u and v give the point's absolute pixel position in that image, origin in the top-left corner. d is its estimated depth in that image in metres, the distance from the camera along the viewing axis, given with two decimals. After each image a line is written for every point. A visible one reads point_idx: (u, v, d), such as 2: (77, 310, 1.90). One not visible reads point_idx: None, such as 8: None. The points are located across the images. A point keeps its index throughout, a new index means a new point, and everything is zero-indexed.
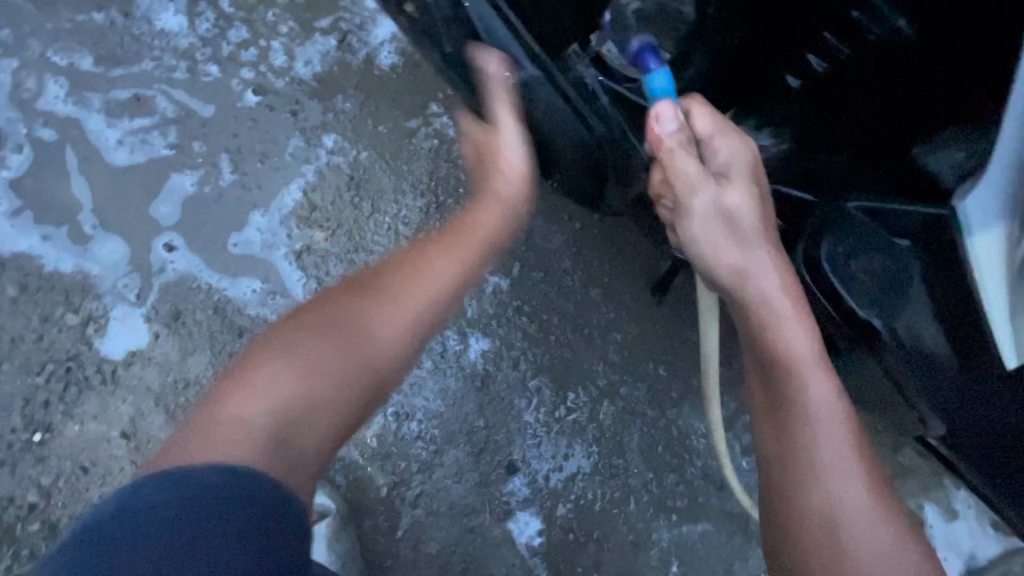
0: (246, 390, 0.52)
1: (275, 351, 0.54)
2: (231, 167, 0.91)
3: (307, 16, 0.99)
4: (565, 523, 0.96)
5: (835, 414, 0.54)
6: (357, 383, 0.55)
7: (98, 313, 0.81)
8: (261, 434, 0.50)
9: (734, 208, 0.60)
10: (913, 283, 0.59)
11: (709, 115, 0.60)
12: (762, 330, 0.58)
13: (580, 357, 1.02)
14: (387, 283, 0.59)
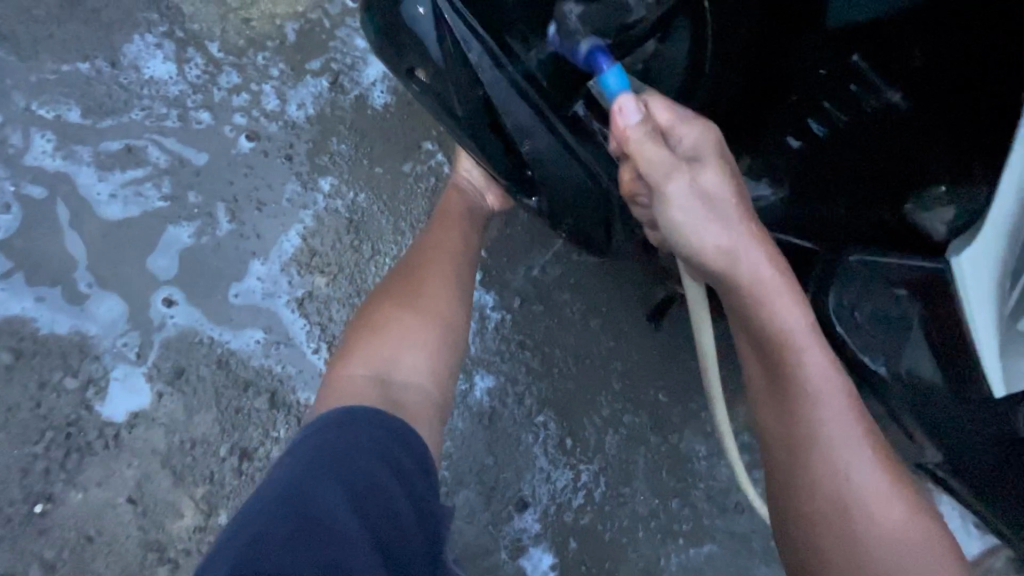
0: (361, 367, 0.67)
1: (373, 333, 0.70)
2: (228, 216, 0.89)
3: (298, 57, 0.99)
4: (576, 555, 0.97)
5: (836, 392, 0.53)
6: (438, 349, 0.71)
7: (98, 375, 0.78)
8: (375, 394, 0.65)
9: (712, 189, 0.55)
10: (913, 329, 0.62)
11: (669, 106, 0.58)
12: (759, 312, 0.55)
13: (584, 388, 1.03)
14: (443, 271, 0.75)
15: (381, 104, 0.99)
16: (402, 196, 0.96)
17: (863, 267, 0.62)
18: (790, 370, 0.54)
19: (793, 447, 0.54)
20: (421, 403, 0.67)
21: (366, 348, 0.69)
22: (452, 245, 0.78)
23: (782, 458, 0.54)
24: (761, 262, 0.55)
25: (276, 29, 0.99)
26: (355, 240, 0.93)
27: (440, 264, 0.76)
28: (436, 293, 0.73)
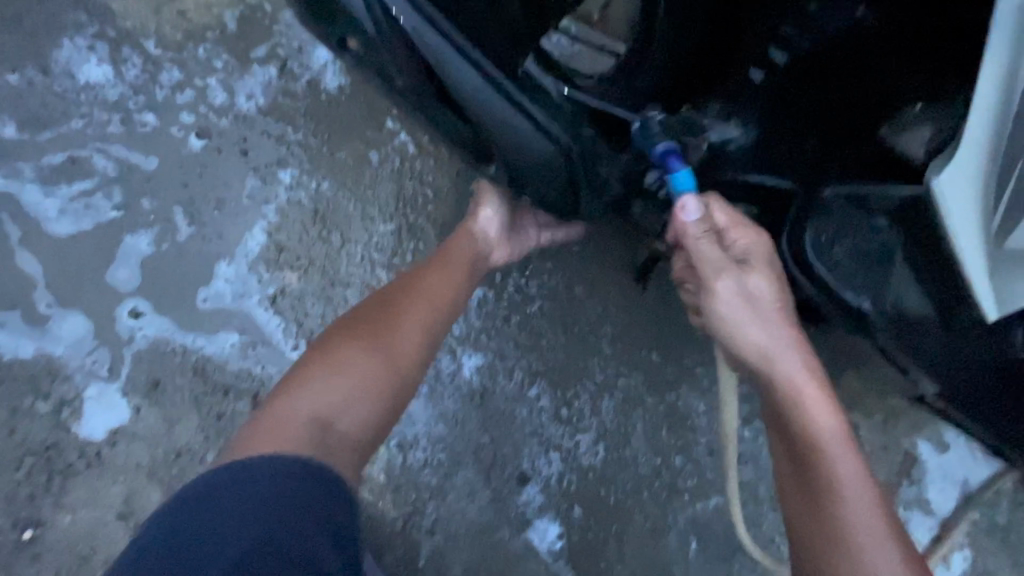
0: (304, 394, 0.66)
1: (321, 361, 0.69)
2: (186, 219, 0.86)
3: (241, 46, 0.94)
4: (582, 522, 0.97)
5: (862, 484, 0.55)
6: (388, 389, 0.69)
7: (70, 396, 0.77)
8: (310, 424, 0.63)
9: (756, 292, 0.64)
10: (896, 263, 0.63)
11: (728, 207, 0.65)
12: (789, 411, 0.60)
13: (574, 356, 1.01)
14: (415, 313, 0.75)
15: (335, 86, 0.95)
16: (367, 181, 0.93)
17: (839, 200, 0.64)
18: (819, 468, 0.57)
19: (809, 505, 0.56)
20: (352, 444, 0.65)
21: (311, 373, 0.67)
22: (433, 289, 0.78)
23: (805, 528, 0.56)
24: (794, 364, 0.61)
25: (214, 19, 0.94)
26: (322, 231, 0.90)
27: (415, 305, 0.75)
28: (399, 333, 0.72)
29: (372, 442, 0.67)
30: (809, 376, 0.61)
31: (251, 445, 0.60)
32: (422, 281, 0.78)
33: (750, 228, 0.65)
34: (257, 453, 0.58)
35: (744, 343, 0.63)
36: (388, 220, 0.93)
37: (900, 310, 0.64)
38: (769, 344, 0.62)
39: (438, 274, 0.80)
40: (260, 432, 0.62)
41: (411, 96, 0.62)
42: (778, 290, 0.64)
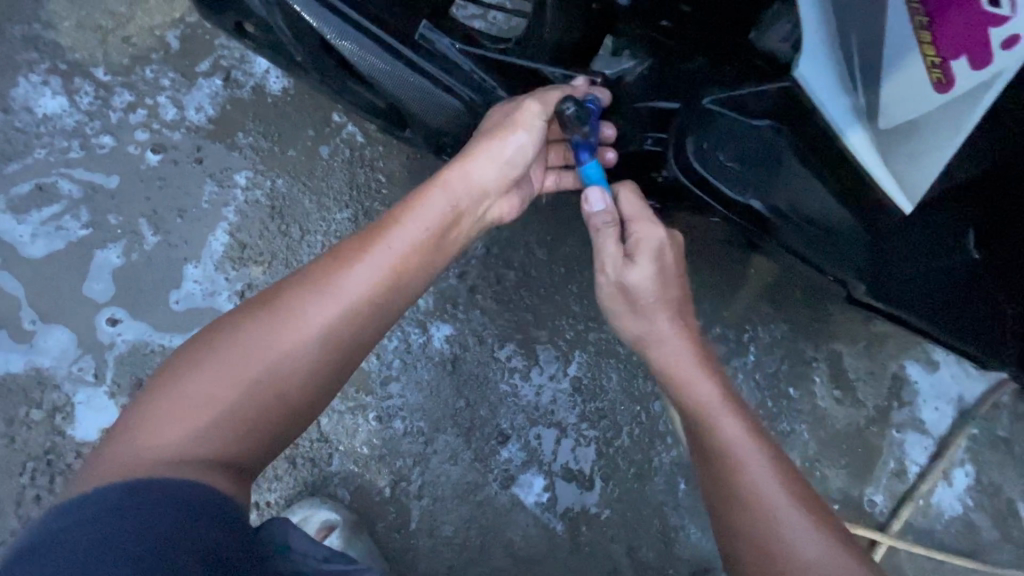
0: (153, 419, 0.56)
1: (195, 358, 0.59)
2: (151, 229, 0.92)
3: (186, 63, 0.99)
4: (566, 473, 1.00)
5: (751, 447, 0.60)
6: (253, 407, 0.57)
7: (62, 402, 0.83)
8: (153, 455, 0.54)
9: (633, 285, 0.68)
10: (785, 157, 0.64)
11: (632, 200, 0.69)
12: (679, 394, 0.66)
13: (543, 317, 1.04)
14: (295, 314, 0.59)
15: (278, 89, 1.00)
16: (319, 174, 0.98)
17: (718, 107, 0.64)
18: (711, 440, 0.62)
19: (714, 475, 0.61)
20: (209, 468, 0.55)
21: (162, 394, 0.57)
22: (333, 284, 0.61)
23: (714, 492, 0.61)
24: (680, 350, 0.68)
25: (158, 40, 1.00)
26: (281, 225, 0.95)
27: (294, 307, 0.60)
28: (264, 340, 0.59)
29: (240, 459, 0.58)
30: (694, 361, 0.67)
31: (89, 480, 0.53)
32: (322, 275, 0.61)
33: (647, 220, 0.68)
34: (92, 488, 0.51)
35: (636, 335, 0.70)
36: (344, 208, 0.97)
37: (802, 211, 0.65)
38: (665, 335, 0.68)
39: (354, 257, 0.62)
40: (102, 465, 0.54)
41: (316, 72, 0.68)
42: (664, 278, 0.68)
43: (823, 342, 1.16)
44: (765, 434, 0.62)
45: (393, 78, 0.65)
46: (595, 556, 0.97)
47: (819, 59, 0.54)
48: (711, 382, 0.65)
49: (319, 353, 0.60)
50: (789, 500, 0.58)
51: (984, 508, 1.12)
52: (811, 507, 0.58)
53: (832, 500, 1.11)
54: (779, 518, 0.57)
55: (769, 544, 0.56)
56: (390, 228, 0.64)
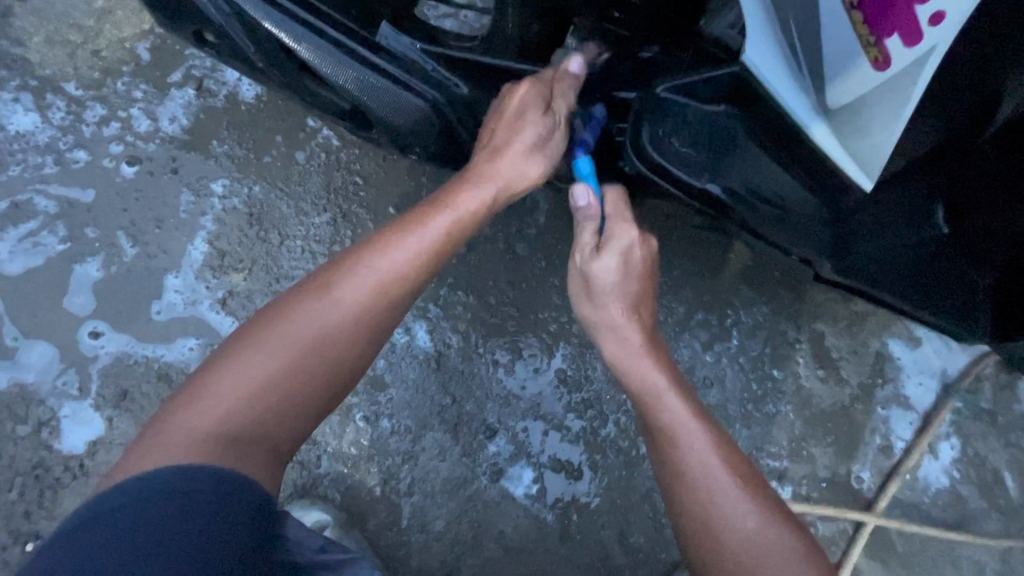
0: (205, 399, 0.57)
1: (241, 344, 0.60)
2: (130, 241, 0.93)
3: (157, 74, 1.00)
4: (554, 464, 1.01)
5: (694, 430, 0.62)
6: (304, 387, 0.59)
7: (47, 417, 0.84)
8: (207, 434, 0.55)
9: (596, 273, 0.70)
10: (740, 140, 0.66)
11: (614, 199, 0.71)
12: (624, 374, 0.67)
13: (525, 311, 1.05)
14: (344, 295, 0.61)
15: (252, 96, 1.00)
16: (296, 179, 0.98)
17: (672, 93, 0.65)
18: (655, 422, 0.63)
19: (659, 455, 0.63)
20: (260, 452, 0.57)
21: (215, 376, 0.58)
22: (380, 268, 0.63)
23: (660, 472, 0.63)
24: (630, 333, 0.68)
25: (128, 53, 1.00)
26: (259, 231, 0.96)
27: (343, 288, 0.62)
28: (317, 319, 0.60)
29: (285, 441, 0.60)
30: (639, 343, 0.68)
31: (144, 460, 0.53)
32: (369, 258, 0.63)
33: (625, 219, 0.70)
34: (148, 470, 0.52)
35: (590, 317, 0.71)
36: (322, 212, 0.97)
37: (753, 188, 0.67)
38: (618, 323, 0.69)
39: (400, 243, 0.64)
40: (153, 447, 0.54)
41: (283, 77, 0.70)
42: (629, 274, 0.70)
43: (805, 323, 1.18)
44: (707, 415, 0.64)
45: (352, 77, 0.65)
46: (587, 544, 0.98)
47: (764, 45, 0.55)
48: (653, 365, 0.66)
49: (368, 332, 0.62)
50: (731, 479, 0.60)
51: (970, 479, 1.14)
52: (752, 487, 0.60)
53: (820, 477, 1.13)
54: (722, 498, 0.59)
55: (711, 520, 0.59)
56: (436, 212, 0.66)
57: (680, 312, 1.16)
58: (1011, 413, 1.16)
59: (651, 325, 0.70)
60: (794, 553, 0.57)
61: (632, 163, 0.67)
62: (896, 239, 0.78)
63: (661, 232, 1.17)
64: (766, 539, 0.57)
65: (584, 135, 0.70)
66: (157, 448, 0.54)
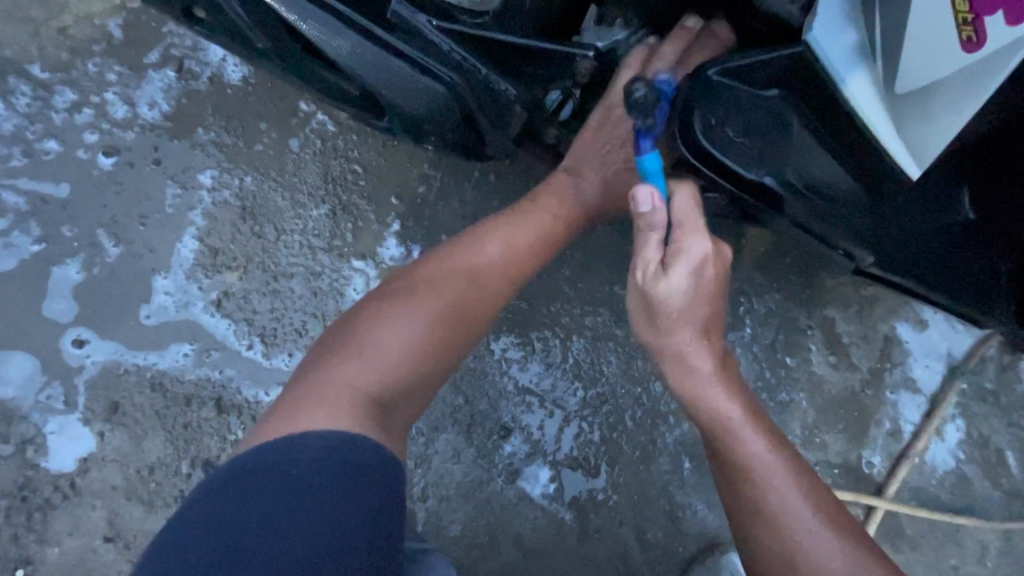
0: (356, 360, 0.59)
1: (393, 303, 0.63)
2: (112, 239, 0.85)
3: (132, 54, 0.91)
4: (570, 462, 0.98)
5: (778, 471, 0.59)
6: (445, 346, 0.63)
7: (32, 434, 0.78)
8: (362, 393, 0.58)
9: (665, 294, 0.61)
10: (795, 126, 0.62)
11: (686, 207, 0.62)
12: (698, 405, 0.63)
13: (536, 304, 1.01)
14: (478, 265, 0.67)
15: (238, 78, 0.92)
16: (291, 169, 0.91)
17: (722, 78, 0.61)
18: (734, 459, 0.60)
19: (739, 494, 0.59)
20: (400, 415, 0.60)
21: (361, 340, 0.61)
22: (512, 248, 0.69)
23: (739, 508, 0.59)
24: (706, 360, 0.63)
25: (98, 30, 0.91)
26: (254, 226, 0.89)
27: (477, 260, 0.68)
28: (456, 284, 0.65)
29: (419, 402, 0.62)
30: (715, 373, 0.63)
31: (306, 421, 0.54)
32: (498, 237, 0.69)
33: (696, 229, 0.61)
34: (316, 430, 0.53)
35: (655, 342, 0.65)
36: (320, 204, 0.91)
37: (807, 180, 0.63)
38: (686, 349, 0.63)
39: (528, 226, 0.70)
40: (312, 407, 0.56)
41: (282, 57, 0.64)
42: (700, 293, 0.61)
43: (817, 310, 1.15)
44: (790, 455, 0.60)
45: (367, 60, 0.59)
46: (605, 542, 0.96)
47: (828, 17, 0.56)
48: (733, 399, 0.62)
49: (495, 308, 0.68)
50: (813, 512, 0.57)
51: (975, 460, 1.14)
52: (838, 521, 0.58)
53: (833, 464, 1.12)
54: (808, 535, 0.56)
55: (797, 557, 0.56)
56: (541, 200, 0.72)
57: None
58: (1015, 393, 1.15)
59: (721, 351, 0.65)
60: None
61: (683, 154, 0.63)
62: (925, 226, 0.74)
63: None
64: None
65: (650, 124, 0.61)
66: (317, 397, 0.57)
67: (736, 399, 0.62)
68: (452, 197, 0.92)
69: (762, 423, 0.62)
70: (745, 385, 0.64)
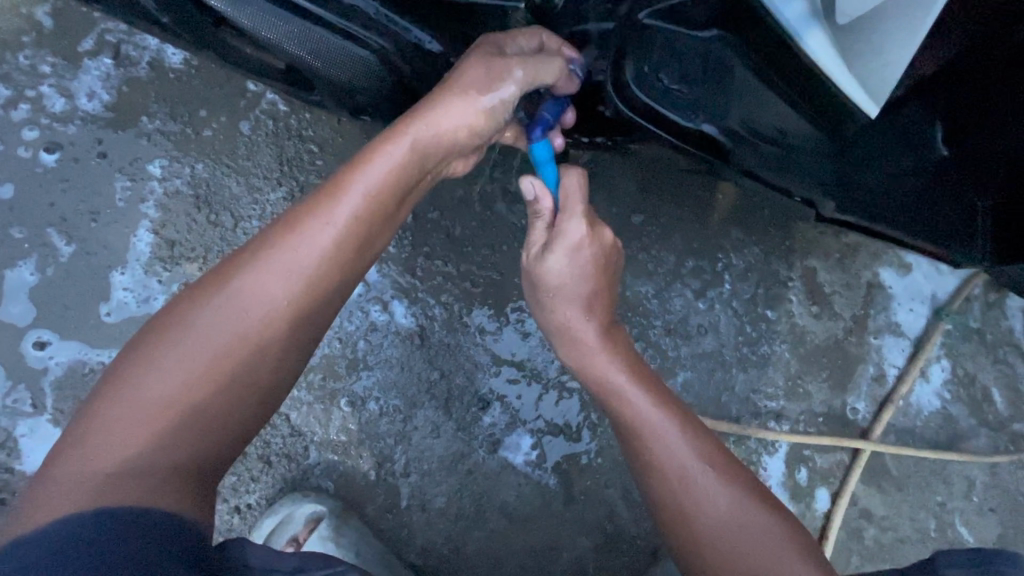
0: (100, 429, 0.50)
1: (142, 360, 0.53)
2: (64, 238, 0.83)
3: (66, 43, 0.87)
4: (552, 428, 0.98)
5: (661, 421, 0.63)
6: (220, 396, 0.53)
7: (4, 438, 0.78)
8: (116, 466, 0.48)
9: (551, 274, 0.68)
10: (736, 66, 0.61)
11: (569, 191, 0.66)
12: (586, 369, 0.68)
13: (508, 275, 0.99)
14: (251, 292, 0.55)
15: (179, 61, 0.89)
16: (243, 152, 0.89)
17: (655, 21, 0.60)
18: (622, 417, 0.65)
19: (631, 450, 0.64)
20: (172, 479, 0.50)
21: (111, 401, 0.51)
22: (285, 266, 0.56)
23: (636, 462, 0.64)
24: (590, 328, 0.68)
25: (26, 20, 0.87)
26: (209, 214, 0.87)
27: (248, 286, 0.55)
28: (225, 321, 0.54)
29: (214, 463, 0.54)
30: (600, 339, 0.68)
31: (33, 514, 0.45)
32: (274, 251, 0.56)
33: (574, 214, 0.66)
34: (42, 523, 0.44)
35: (550, 317, 0.70)
36: (276, 187, 0.88)
37: (754, 128, 0.63)
38: (572, 324, 0.69)
39: (308, 225, 0.57)
40: (42, 497, 0.46)
41: (201, 27, 0.61)
42: (578, 273, 0.67)
43: (797, 261, 1.13)
44: (674, 407, 0.65)
45: (298, 35, 0.58)
46: (592, 504, 0.97)
47: None
48: (616, 360, 0.67)
49: (286, 333, 0.56)
50: (698, 463, 0.61)
51: (961, 399, 1.12)
52: (721, 466, 0.61)
53: (817, 414, 1.09)
54: (693, 481, 0.60)
55: (686, 503, 0.60)
56: (343, 192, 0.58)
57: (670, 261, 1.09)
58: (999, 330, 1.14)
59: (607, 321, 0.70)
60: (763, 526, 0.58)
61: (618, 107, 0.62)
62: (894, 170, 0.72)
63: (644, 177, 1.10)
64: (740, 518, 0.58)
65: (541, 113, 0.64)
66: (61, 483, 0.47)
67: (621, 362, 0.67)
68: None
69: (648, 381, 0.66)
70: (632, 350, 0.69)
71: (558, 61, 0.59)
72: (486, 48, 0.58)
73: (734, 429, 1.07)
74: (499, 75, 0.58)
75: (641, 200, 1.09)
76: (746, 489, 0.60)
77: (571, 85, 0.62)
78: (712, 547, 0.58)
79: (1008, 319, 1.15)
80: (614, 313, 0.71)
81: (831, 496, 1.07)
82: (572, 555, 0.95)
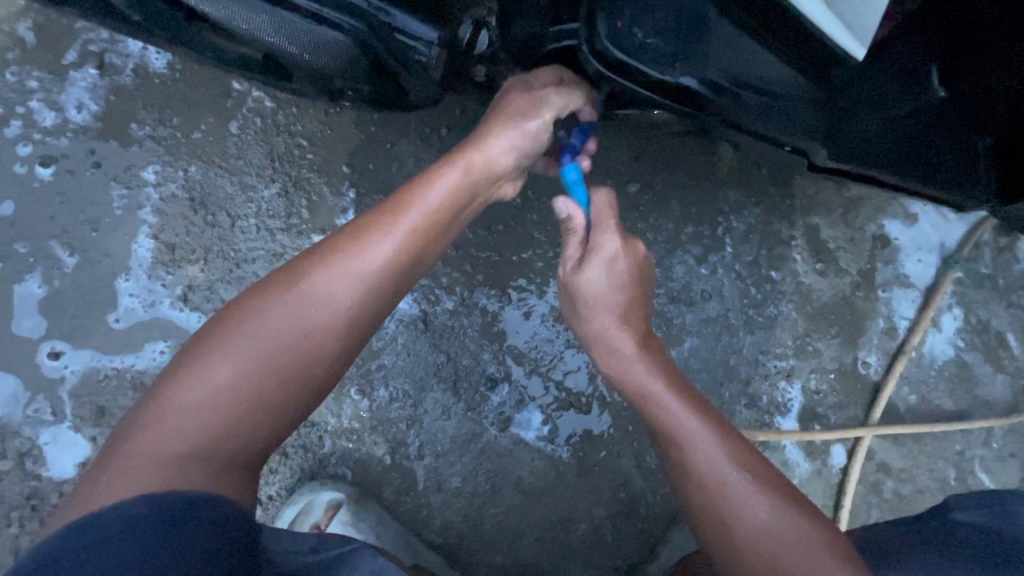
0: (170, 417, 0.51)
1: (211, 351, 0.54)
2: (68, 250, 0.85)
3: (50, 57, 0.88)
4: (560, 403, 0.99)
5: (701, 431, 0.62)
6: (280, 392, 0.55)
7: (27, 447, 0.80)
8: (180, 454, 0.50)
9: (588, 285, 0.71)
10: (708, 14, 0.59)
11: (602, 208, 0.70)
12: (619, 377, 0.68)
13: (507, 254, 0.99)
14: (316, 294, 0.57)
15: (163, 66, 0.89)
16: (234, 152, 0.89)
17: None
18: (661, 425, 0.64)
19: (669, 457, 0.64)
20: (234, 469, 0.52)
21: (179, 388, 0.52)
22: (349, 270, 0.58)
23: (676, 466, 0.63)
24: (625, 338, 0.69)
25: (9, 37, 0.87)
26: (206, 216, 0.87)
27: (314, 288, 0.57)
28: (291, 320, 0.56)
29: (263, 455, 0.55)
30: (636, 349, 0.68)
31: (104, 493, 0.47)
32: (341, 257, 0.58)
33: (608, 229, 0.70)
34: (117, 502, 0.46)
35: (584, 327, 0.72)
36: (270, 183, 0.89)
37: (733, 76, 0.62)
38: (608, 337, 0.69)
39: (374, 235, 0.59)
40: (115, 473, 0.48)
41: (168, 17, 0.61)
42: (615, 283, 0.70)
43: (799, 219, 1.11)
44: (712, 415, 0.64)
45: (278, 26, 0.59)
46: (606, 474, 0.98)
47: None
48: (650, 371, 0.67)
49: (344, 338, 0.58)
50: (736, 469, 0.61)
51: (976, 346, 1.11)
52: (760, 476, 0.61)
53: (828, 370, 1.08)
54: (732, 491, 0.60)
55: (724, 512, 0.60)
56: (406, 206, 0.61)
57: (669, 228, 1.08)
58: (1012, 275, 1.12)
59: (643, 331, 0.70)
60: (806, 533, 0.57)
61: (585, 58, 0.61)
62: (890, 110, 0.70)
63: (638, 145, 1.08)
64: (782, 530, 0.57)
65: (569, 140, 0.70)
66: (124, 465, 0.48)
67: (654, 370, 0.67)
68: (403, 156, 0.90)
69: (686, 393, 0.66)
70: (669, 363, 0.69)
71: (586, 88, 0.67)
72: (521, 84, 0.66)
73: (745, 392, 1.07)
74: (539, 101, 0.65)
75: (636, 169, 1.08)
76: (786, 499, 0.60)
77: (593, 113, 0.69)
78: (754, 559, 0.57)
79: (1021, 262, 1.12)
80: (647, 322, 0.72)
81: (847, 452, 1.07)
82: (590, 526, 0.97)
